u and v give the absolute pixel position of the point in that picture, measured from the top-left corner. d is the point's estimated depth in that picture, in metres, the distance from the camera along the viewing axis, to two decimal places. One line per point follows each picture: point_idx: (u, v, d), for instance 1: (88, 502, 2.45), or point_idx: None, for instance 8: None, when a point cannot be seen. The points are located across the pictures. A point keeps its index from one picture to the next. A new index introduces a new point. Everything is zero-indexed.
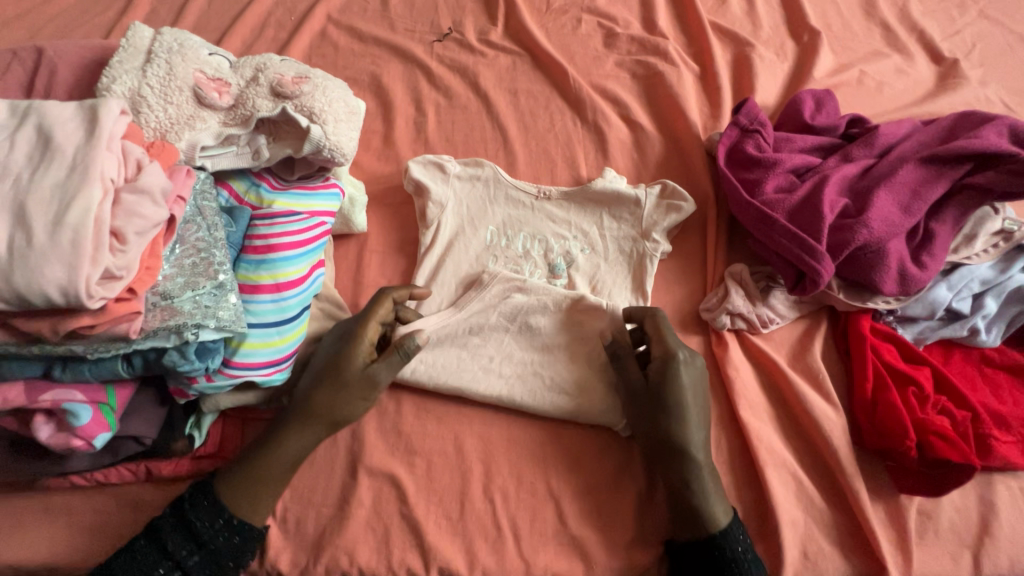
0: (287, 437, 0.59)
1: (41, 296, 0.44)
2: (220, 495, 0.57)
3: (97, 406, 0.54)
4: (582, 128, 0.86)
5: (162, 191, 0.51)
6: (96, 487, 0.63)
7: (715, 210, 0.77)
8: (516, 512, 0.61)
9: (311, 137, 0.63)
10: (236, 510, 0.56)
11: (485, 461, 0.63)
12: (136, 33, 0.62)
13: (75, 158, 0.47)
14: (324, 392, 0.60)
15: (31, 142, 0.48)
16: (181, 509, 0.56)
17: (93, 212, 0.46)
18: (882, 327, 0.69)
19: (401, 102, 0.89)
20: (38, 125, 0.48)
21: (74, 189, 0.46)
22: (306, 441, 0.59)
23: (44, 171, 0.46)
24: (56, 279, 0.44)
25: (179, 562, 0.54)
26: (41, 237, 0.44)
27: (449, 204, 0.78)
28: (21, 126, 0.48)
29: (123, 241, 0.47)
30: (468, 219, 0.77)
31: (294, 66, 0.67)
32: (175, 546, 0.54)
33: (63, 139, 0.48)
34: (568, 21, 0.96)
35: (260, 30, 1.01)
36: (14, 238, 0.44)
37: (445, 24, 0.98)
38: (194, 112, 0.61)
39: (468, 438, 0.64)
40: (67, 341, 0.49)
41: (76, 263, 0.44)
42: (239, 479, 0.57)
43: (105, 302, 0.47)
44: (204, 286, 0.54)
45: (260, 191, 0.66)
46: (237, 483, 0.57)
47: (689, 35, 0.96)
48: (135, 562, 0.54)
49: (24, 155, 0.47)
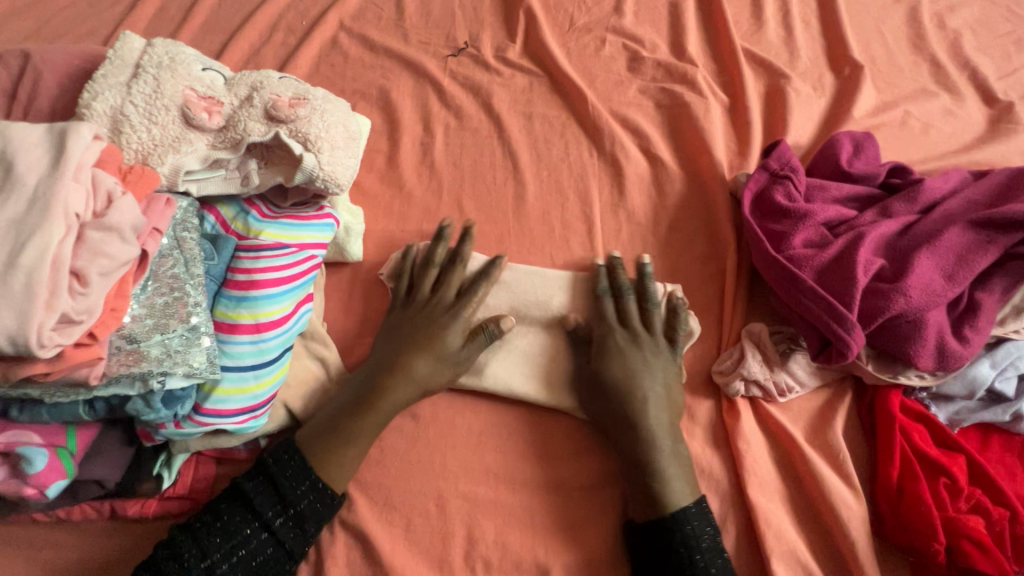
0: (381, 404, 0.60)
1: None
2: (305, 456, 0.58)
3: (55, 450, 0.50)
4: (597, 159, 0.80)
5: (133, 227, 0.47)
6: (56, 522, 0.60)
7: (736, 259, 0.71)
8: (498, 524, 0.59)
9: (304, 166, 0.58)
10: (327, 465, 0.58)
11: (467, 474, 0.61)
12: (125, 43, 0.58)
13: (37, 191, 0.43)
14: (413, 337, 0.64)
15: None
16: (265, 470, 0.57)
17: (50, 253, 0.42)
18: (913, 404, 0.63)
19: (408, 121, 0.84)
20: (1, 152, 0.44)
21: (32, 226, 0.42)
22: (392, 406, 0.61)
23: (1, 205, 0.42)
24: (6, 328, 0.40)
25: (265, 521, 0.55)
26: None
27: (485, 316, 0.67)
28: None
29: (84, 284, 0.44)
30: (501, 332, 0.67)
31: (293, 85, 0.63)
32: (263, 506, 0.56)
33: (27, 169, 0.44)
34: (591, 41, 0.91)
35: (270, 34, 0.97)
36: None
37: (461, 37, 0.93)
38: (181, 133, 0.56)
39: (450, 455, 0.62)
40: (22, 384, 0.46)
41: (27, 309, 0.40)
42: (325, 436, 0.59)
43: (61, 349, 0.43)
44: (173, 329, 0.50)
45: (247, 219, 0.61)
46: (324, 435, 0.59)
47: (720, 62, 0.90)
48: (220, 517, 0.55)
49: None
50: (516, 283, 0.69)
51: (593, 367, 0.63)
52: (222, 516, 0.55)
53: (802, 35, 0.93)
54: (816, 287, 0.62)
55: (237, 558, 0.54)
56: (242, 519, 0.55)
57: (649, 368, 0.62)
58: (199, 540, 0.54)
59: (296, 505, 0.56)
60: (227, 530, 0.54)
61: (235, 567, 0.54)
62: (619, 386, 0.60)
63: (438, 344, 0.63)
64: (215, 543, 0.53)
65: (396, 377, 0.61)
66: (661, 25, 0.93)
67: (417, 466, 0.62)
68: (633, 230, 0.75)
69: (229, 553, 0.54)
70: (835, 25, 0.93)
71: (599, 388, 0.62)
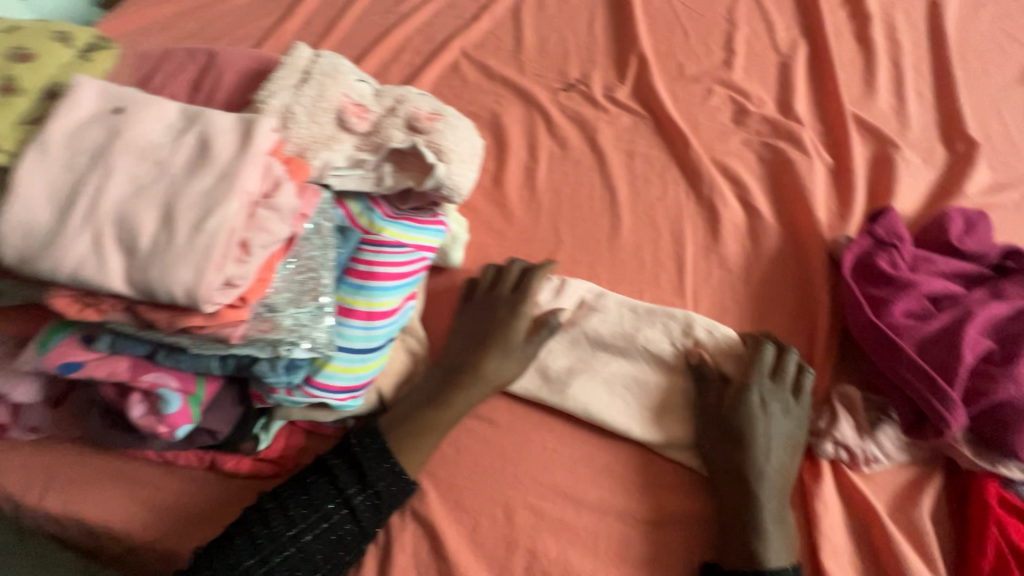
0: (455, 400, 0.64)
1: (167, 293, 0.47)
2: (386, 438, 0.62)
3: (186, 396, 0.56)
4: (694, 202, 0.82)
5: (291, 211, 0.53)
6: (162, 464, 0.67)
7: (828, 319, 0.71)
8: (560, 541, 0.60)
9: (435, 173, 0.63)
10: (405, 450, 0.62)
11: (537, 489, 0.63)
12: (298, 52, 0.67)
13: (225, 169, 0.50)
14: (485, 337, 0.67)
15: (192, 146, 0.51)
16: (350, 450, 0.60)
17: (229, 223, 0.48)
18: (1012, 498, 0.59)
19: (516, 146, 0.90)
20: (201, 132, 0.52)
21: (218, 199, 0.49)
22: (468, 402, 0.64)
23: (196, 177, 0.49)
24: (185, 281, 0.47)
25: (347, 497, 0.58)
26: (181, 239, 0.47)
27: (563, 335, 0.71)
28: (187, 130, 0.52)
29: (248, 253, 0.50)
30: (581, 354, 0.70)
31: (431, 102, 0.70)
32: (346, 482, 0.59)
33: (220, 150, 0.51)
34: (698, 90, 0.94)
35: (397, 53, 1.06)
36: (158, 235, 0.47)
37: (573, 74, 0.98)
38: (333, 133, 0.63)
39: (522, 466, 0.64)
40: (177, 333, 0.52)
41: (204, 269, 0.47)
42: (406, 424, 0.63)
43: (218, 308, 0.49)
44: (308, 303, 0.56)
45: (372, 216, 0.67)
46: (405, 422, 0.63)
47: (827, 124, 0.90)
48: (308, 488, 0.58)
49: (183, 157, 0.50)
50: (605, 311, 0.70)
51: (725, 412, 0.63)
52: (309, 488, 0.58)
53: (914, 107, 0.93)
54: (916, 361, 0.60)
55: (320, 530, 0.57)
56: (325, 494, 0.58)
57: (779, 429, 0.62)
58: (288, 509, 0.57)
59: (375, 486, 0.59)
60: (313, 502, 0.57)
61: (317, 539, 0.56)
62: (733, 437, 0.61)
63: (504, 341, 0.67)
64: (301, 514, 0.56)
65: (468, 373, 0.65)
66: (769, 82, 0.95)
67: (490, 472, 0.64)
68: (723, 276, 0.76)
69: (313, 524, 0.57)
70: (951, 101, 0.93)
71: (708, 432, 0.63)
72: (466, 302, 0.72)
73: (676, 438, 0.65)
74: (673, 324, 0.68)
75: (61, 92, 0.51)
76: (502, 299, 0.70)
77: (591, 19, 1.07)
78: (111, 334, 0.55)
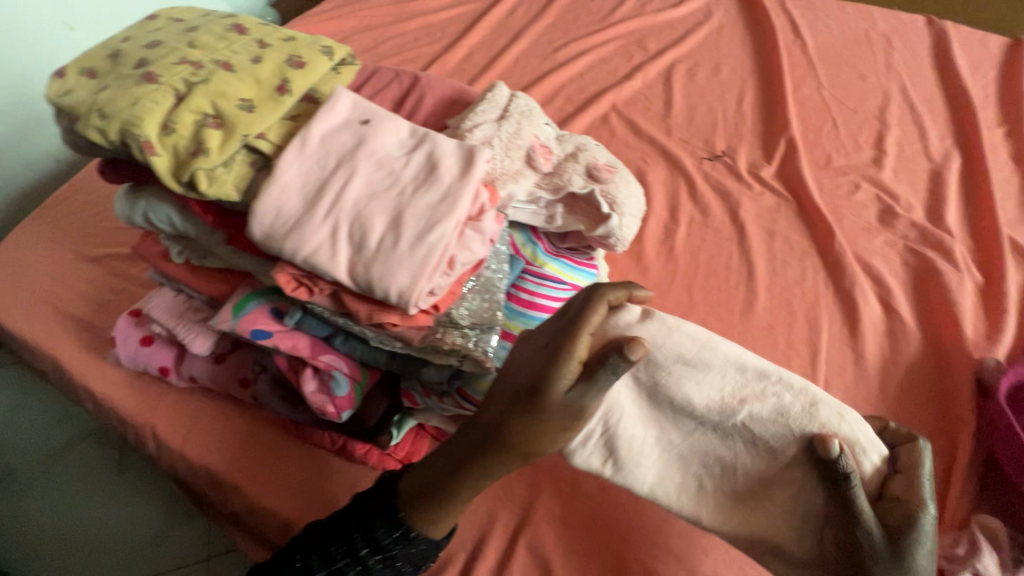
0: (467, 475, 0.48)
1: (383, 291, 0.52)
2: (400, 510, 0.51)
3: (353, 383, 0.61)
4: (833, 293, 0.82)
5: (491, 236, 0.58)
6: (294, 437, 0.72)
7: (971, 442, 0.68)
8: None
9: (609, 223, 0.67)
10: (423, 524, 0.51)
11: (651, 547, 0.63)
12: (499, 90, 0.72)
13: (448, 189, 0.55)
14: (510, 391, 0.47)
15: (420, 164, 0.57)
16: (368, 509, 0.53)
17: (446, 238, 0.53)
18: None
19: (657, 204, 0.93)
20: (429, 152, 0.57)
21: (440, 215, 0.53)
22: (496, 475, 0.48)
23: (423, 193, 0.55)
24: (400, 283, 0.51)
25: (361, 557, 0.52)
26: (404, 244, 0.52)
27: (624, 392, 0.55)
28: (416, 148, 0.57)
29: (451, 266, 0.54)
30: (652, 418, 0.55)
31: (606, 154, 0.74)
32: (360, 543, 0.52)
33: (445, 172, 0.56)
34: (845, 182, 0.95)
35: (551, 97, 1.13)
36: (385, 238, 0.52)
37: (719, 146, 1.02)
38: (520, 169, 0.68)
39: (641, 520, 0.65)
40: (366, 325, 0.57)
41: (419, 275, 0.51)
42: (420, 496, 0.51)
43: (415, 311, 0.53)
44: (487, 318, 0.58)
45: (535, 249, 0.71)
46: (424, 493, 0.50)
47: (979, 241, 0.89)
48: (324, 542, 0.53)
49: (412, 172, 0.56)
50: (703, 371, 0.53)
51: (855, 541, 0.46)
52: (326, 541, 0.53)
53: None
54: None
55: None
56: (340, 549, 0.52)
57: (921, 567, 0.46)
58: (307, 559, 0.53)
59: (393, 552, 0.52)
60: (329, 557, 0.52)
61: None
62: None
63: (540, 403, 0.45)
64: (318, 565, 0.53)
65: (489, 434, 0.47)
66: (919, 188, 0.95)
67: (607, 517, 0.65)
68: (858, 374, 0.75)
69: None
70: None
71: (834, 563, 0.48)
72: (527, 335, 0.52)
73: (784, 548, 0.50)
74: (790, 399, 0.51)
75: (316, 98, 0.60)
76: (546, 337, 0.49)
77: (740, 96, 1.11)
78: (302, 312, 0.60)
